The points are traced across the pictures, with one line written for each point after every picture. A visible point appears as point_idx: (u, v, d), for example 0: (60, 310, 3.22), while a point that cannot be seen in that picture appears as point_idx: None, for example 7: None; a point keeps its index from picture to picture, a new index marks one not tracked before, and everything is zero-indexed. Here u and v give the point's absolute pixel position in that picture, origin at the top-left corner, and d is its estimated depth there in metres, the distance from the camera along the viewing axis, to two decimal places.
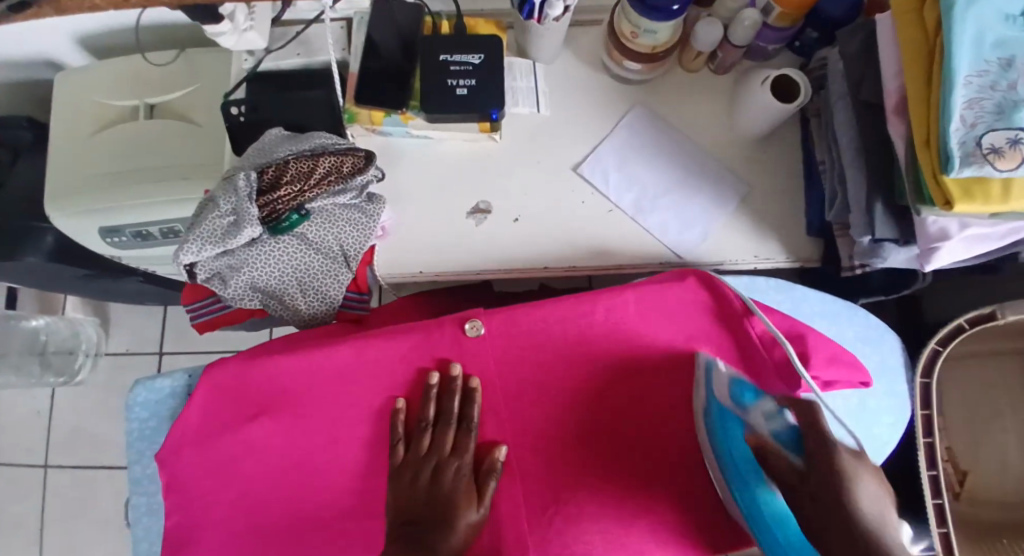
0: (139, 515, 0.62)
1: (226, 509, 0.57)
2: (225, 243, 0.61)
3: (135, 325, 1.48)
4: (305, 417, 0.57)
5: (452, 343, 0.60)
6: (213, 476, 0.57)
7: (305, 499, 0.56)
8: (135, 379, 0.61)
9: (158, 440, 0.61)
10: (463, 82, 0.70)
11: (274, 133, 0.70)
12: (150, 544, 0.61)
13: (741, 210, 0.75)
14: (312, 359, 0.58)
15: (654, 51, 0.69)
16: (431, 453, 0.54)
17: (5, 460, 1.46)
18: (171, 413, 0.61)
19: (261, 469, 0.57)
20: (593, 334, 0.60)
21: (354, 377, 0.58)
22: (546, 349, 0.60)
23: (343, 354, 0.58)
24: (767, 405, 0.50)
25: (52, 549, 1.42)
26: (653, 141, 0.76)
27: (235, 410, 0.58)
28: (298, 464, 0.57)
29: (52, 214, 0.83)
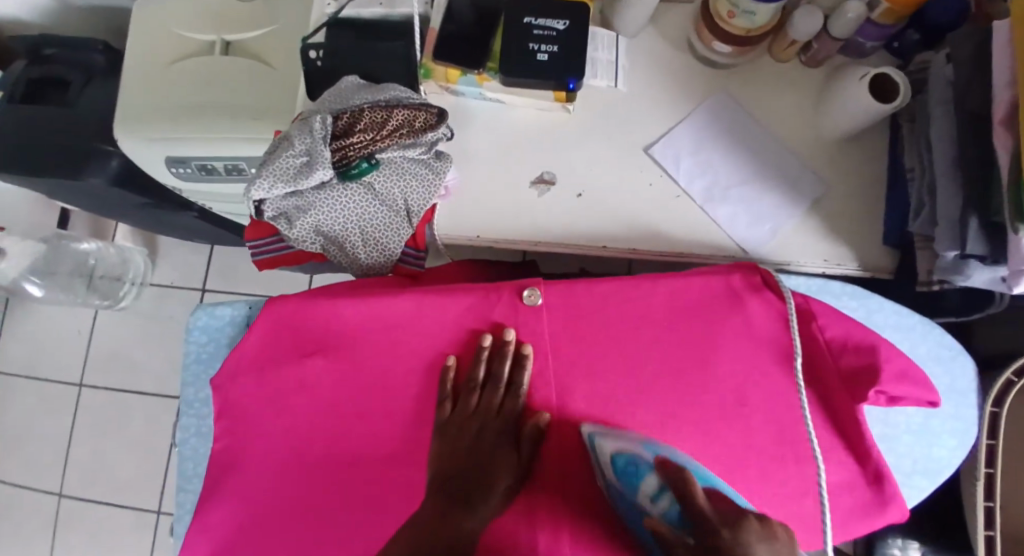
0: (188, 435, 0.64)
1: (270, 440, 0.58)
2: (296, 184, 0.62)
3: (181, 260, 1.52)
4: (358, 362, 0.58)
5: (508, 308, 0.59)
6: (264, 407, 0.58)
7: (350, 442, 0.57)
8: (198, 304, 0.63)
9: (214, 364, 0.63)
10: (545, 48, 0.68)
11: (349, 81, 0.69)
12: (195, 464, 0.64)
13: (815, 210, 0.72)
14: (370, 308, 0.58)
15: (747, 33, 0.67)
16: (478, 413, 0.55)
17: (46, 374, 1.52)
18: (229, 341, 0.63)
19: (310, 406, 0.57)
20: (651, 317, 0.59)
21: (410, 329, 0.58)
22: (600, 324, 0.59)
23: (399, 307, 0.58)
24: (651, 483, 0.43)
25: (81, 464, 1.48)
26: (731, 129, 0.74)
27: (292, 346, 0.59)
28: (346, 406, 0.57)
29: (121, 138, 0.84)
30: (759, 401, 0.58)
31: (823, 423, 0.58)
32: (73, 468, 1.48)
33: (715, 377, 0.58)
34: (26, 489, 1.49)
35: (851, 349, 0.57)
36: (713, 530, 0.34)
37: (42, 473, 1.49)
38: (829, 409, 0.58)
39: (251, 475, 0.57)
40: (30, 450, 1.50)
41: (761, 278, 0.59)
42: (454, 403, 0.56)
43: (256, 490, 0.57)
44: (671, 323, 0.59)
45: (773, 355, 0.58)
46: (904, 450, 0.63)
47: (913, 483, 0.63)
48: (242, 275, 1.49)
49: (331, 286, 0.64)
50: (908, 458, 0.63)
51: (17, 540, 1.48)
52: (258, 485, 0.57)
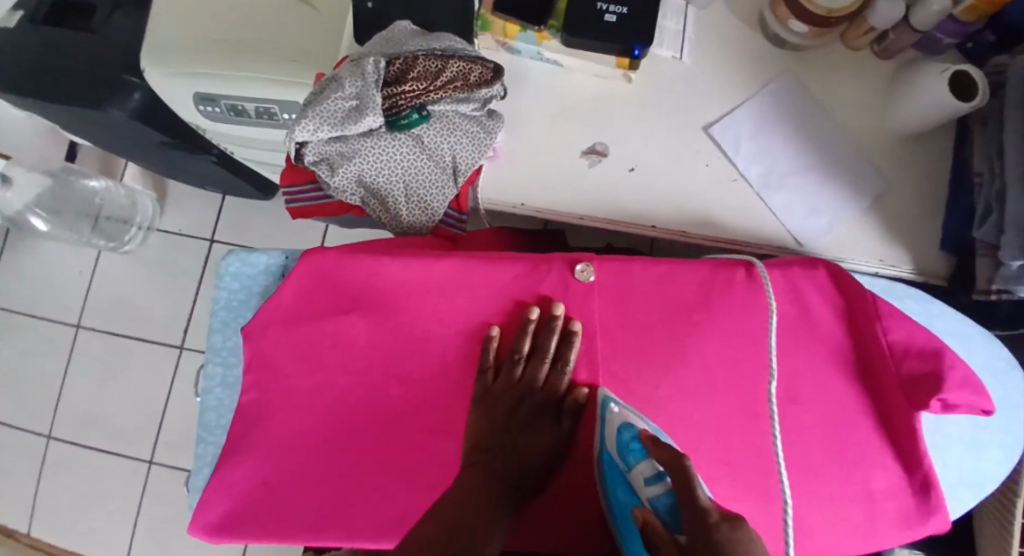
0: (212, 385, 0.63)
1: (299, 397, 0.55)
2: (344, 128, 0.58)
3: (191, 208, 1.47)
4: (398, 323, 0.55)
5: (560, 281, 0.55)
6: (297, 362, 0.55)
7: (382, 406, 0.54)
8: (231, 248, 0.61)
9: (243, 314, 0.61)
10: (613, 8, 0.64)
11: (403, 25, 0.63)
12: (218, 416, 0.63)
13: (875, 209, 0.69)
14: (414, 270, 0.54)
15: (829, 15, 0.64)
16: (521, 387, 0.51)
17: (43, 313, 1.48)
18: (260, 291, 0.61)
19: (345, 365, 0.55)
20: (708, 302, 0.55)
21: (454, 295, 0.55)
22: (654, 306, 0.55)
23: (444, 271, 0.54)
24: (646, 466, 0.45)
25: (73, 407, 1.45)
26: (795, 114, 0.71)
27: (330, 301, 0.55)
28: (381, 369, 0.54)
29: (148, 69, 0.80)
30: (812, 398, 0.56)
31: (874, 429, 0.56)
32: (64, 410, 1.45)
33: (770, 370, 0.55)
34: (14, 428, 1.46)
35: (914, 354, 0.54)
36: (706, 523, 0.37)
37: (33, 413, 1.46)
38: (879, 414, 0.56)
39: (275, 432, 0.55)
40: (22, 389, 1.47)
41: (820, 272, 0.57)
42: (496, 376, 0.53)
43: (282, 446, 0.55)
44: (730, 310, 0.55)
45: (827, 354, 0.57)
46: (954, 460, 0.63)
47: (958, 495, 0.62)
48: (253, 228, 1.45)
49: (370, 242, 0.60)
50: (954, 469, 0.63)
51: (4, 479, 1.45)
52: (285, 442, 0.55)
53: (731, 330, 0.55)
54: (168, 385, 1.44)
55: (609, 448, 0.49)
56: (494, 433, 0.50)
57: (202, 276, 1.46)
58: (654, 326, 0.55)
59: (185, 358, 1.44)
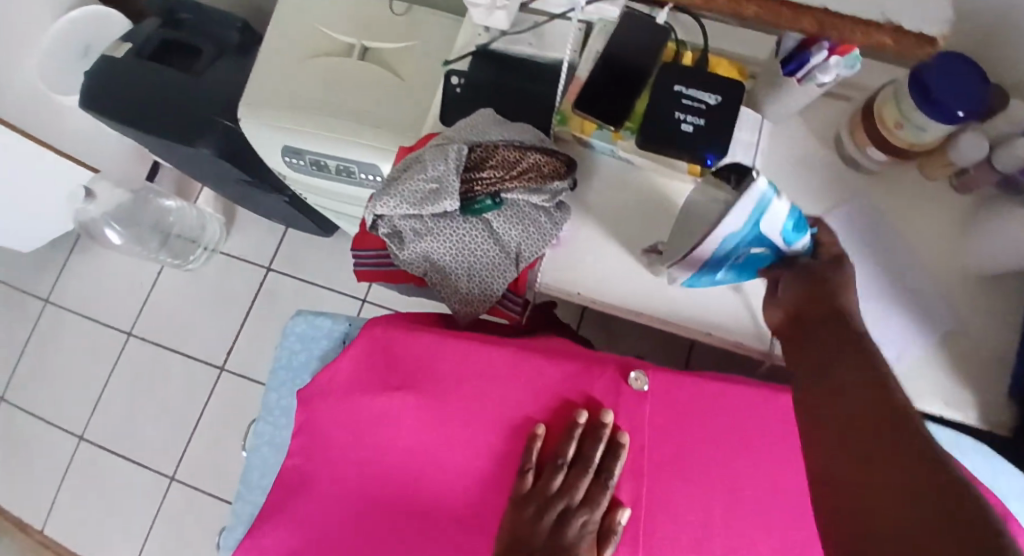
0: (261, 443, 0.70)
1: (340, 468, 0.56)
2: (422, 208, 0.61)
3: (254, 235, 1.54)
4: (444, 408, 0.55)
5: (604, 380, 0.55)
6: (346, 434, 0.57)
7: (418, 493, 0.54)
8: (299, 311, 0.69)
9: (301, 372, 0.69)
10: (690, 119, 0.66)
11: (484, 112, 0.67)
12: (261, 474, 0.69)
13: (943, 348, 0.67)
14: (466, 356, 0.56)
15: (909, 147, 0.65)
16: (560, 496, 0.52)
17: (101, 316, 1.55)
18: (318, 353, 0.69)
19: (388, 444, 0.55)
20: (758, 428, 0.53)
21: (503, 386, 0.55)
22: (694, 420, 0.53)
23: (494, 360, 0.56)
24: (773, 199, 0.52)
25: (111, 411, 1.50)
26: (863, 240, 0.70)
27: (383, 378, 0.57)
28: (421, 451, 0.55)
29: (243, 118, 0.85)
30: None
31: None
32: (103, 413, 1.50)
33: None
34: (53, 423, 1.51)
35: None
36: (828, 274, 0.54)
37: (72, 413, 1.51)
38: None
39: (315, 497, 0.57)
40: (67, 386, 1.53)
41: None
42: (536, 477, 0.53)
43: (318, 518, 0.56)
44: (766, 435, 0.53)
45: None
46: None
47: None
48: (309, 262, 1.50)
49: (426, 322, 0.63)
50: None
51: (34, 471, 1.50)
52: (323, 514, 0.56)
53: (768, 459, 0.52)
54: (202, 405, 1.47)
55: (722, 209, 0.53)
56: (529, 525, 0.51)
57: (253, 301, 1.51)
58: (690, 441, 0.53)
59: (223, 379, 1.48)
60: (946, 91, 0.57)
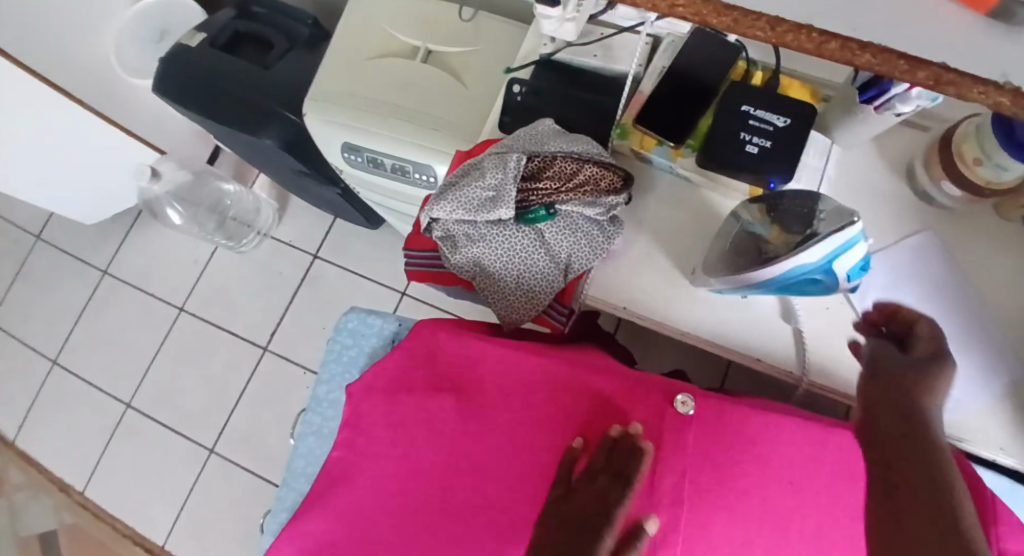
0: (307, 433, 0.72)
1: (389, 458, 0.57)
2: (477, 215, 0.62)
3: (304, 223, 1.58)
4: (489, 415, 0.56)
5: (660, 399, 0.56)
6: (389, 431, 0.58)
7: (454, 498, 0.54)
8: (352, 308, 0.72)
9: (350, 367, 0.71)
10: (756, 140, 0.64)
11: (546, 123, 0.67)
12: (306, 462, 0.72)
13: (1012, 395, 0.63)
14: (516, 367, 0.58)
15: (986, 185, 0.61)
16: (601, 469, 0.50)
17: (155, 291, 1.62)
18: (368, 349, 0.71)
19: (430, 446, 0.56)
20: (803, 462, 0.53)
21: (548, 399, 0.56)
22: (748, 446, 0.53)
23: (542, 372, 0.57)
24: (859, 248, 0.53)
25: (158, 382, 1.56)
26: (932, 276, 0.67)
27: (433, 380, 0.59)
28: (461, 454, 0.55)
29: (307, 112, 0.87)
30: None
31: None
32: (150, 384, 1.57)
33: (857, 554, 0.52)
34: (104, 389, 1.59)
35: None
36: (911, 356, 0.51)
37: (122, 380, 1.58)
38: None
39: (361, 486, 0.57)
40: (120, 355, 1.60)
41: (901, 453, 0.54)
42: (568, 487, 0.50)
43: (354, 512, 0.57)
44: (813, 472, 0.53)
45: None
46: None
47: None
48: (355, 254, 1.53)
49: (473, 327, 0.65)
50: None
51: (84, 433, 1.57)
52: (359, 508, 0.57)
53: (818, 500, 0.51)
54: (243, 384, 1.52)
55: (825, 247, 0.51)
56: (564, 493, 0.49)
57: (299, 287, 1.55)
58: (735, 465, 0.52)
59: (265, 361, 1.52)
60: None
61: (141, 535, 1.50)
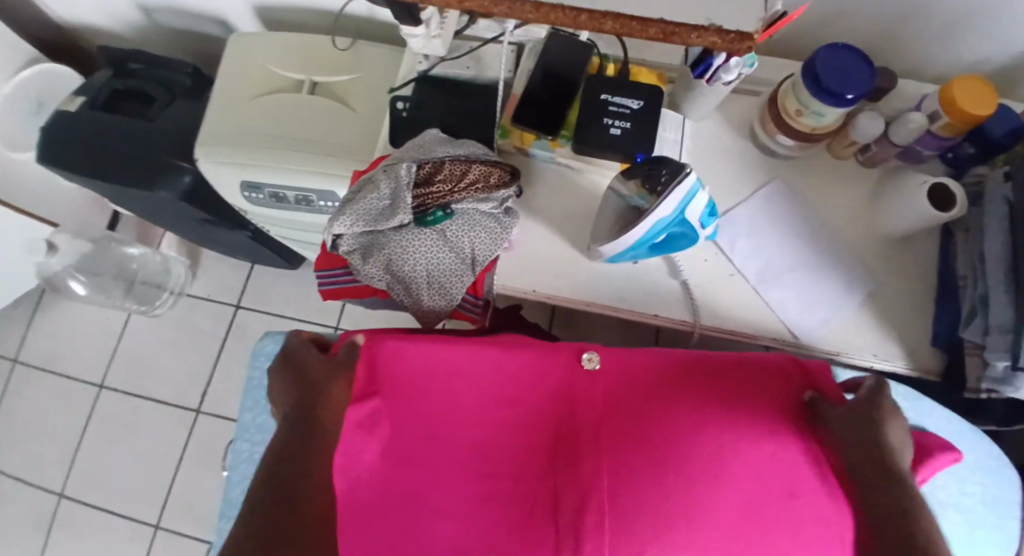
0: (240, 461, 0.73)
1: (378, 447, 0.57)
2: (377, 224, 0.66)
3: (220, 274, 1.55)
4: (420, 404, 0.59)
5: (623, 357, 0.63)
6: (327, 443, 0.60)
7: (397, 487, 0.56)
8: (266, 332, 0.78)
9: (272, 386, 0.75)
10: (618, 123, 0.71)
11: (432, 133, 0.71)
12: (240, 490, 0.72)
13: (869, 304, 0.74)
14: (441, 356, 0.62)
15: (814, 131, 0.72)
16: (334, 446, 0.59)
17: (69, 372, 1.54)
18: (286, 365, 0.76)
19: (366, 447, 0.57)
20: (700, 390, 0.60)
21: (473, 380, 0.61)
22: (708, 381, 0.61)
23: (463, 356, 0.62)
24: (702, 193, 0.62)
25: (86, 466, 1.48)
26: (786, 217, 0.77)
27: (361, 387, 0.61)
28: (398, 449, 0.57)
29: (201, 158, 0.89)
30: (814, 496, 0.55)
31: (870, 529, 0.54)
32: (77, 469, 1.48)
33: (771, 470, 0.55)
34: (25, 485, 1.49)
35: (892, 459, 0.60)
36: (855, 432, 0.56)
37: (45, 472, 1.49)
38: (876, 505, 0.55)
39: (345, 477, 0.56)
40: (38, 446, 1.51)
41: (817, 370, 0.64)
42: None
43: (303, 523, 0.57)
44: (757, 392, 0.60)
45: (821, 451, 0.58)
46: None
47: None
48: (278, 295, 1.52)
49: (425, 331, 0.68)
50: None
51: (8, 536, 1.46)
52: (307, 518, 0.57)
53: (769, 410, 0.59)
54: (180, 449, 1.47)
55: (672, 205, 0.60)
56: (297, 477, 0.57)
57: (225, 339, 1.52)
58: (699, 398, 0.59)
59: (200, 421, 1.48)
60: (834, 79, 0.64)
61: None
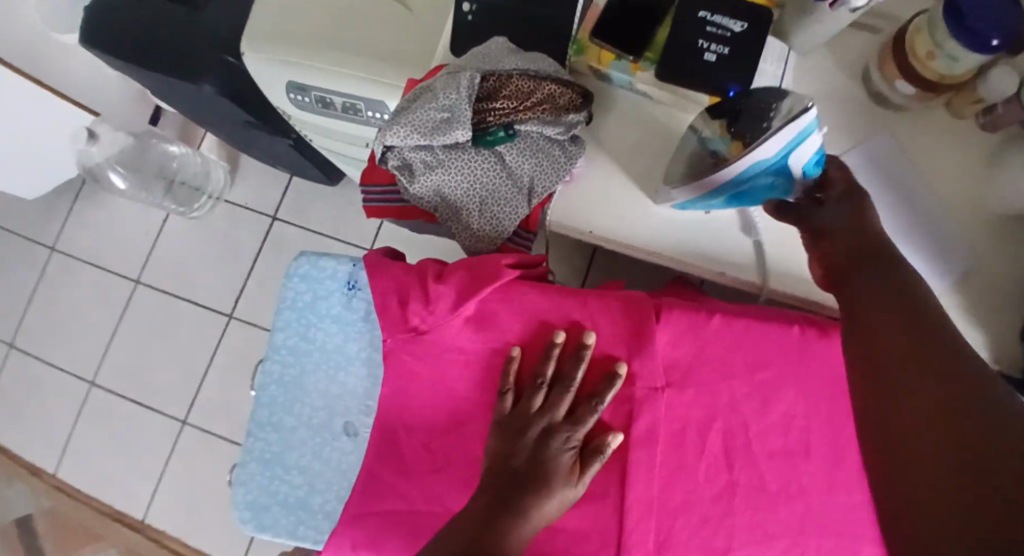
0: (268, 382, 0.71)
1: (433, 415, 0.62)
2: (433, 138, 0.60)
3: (258, 182, 1.51)
4: (487, 339, 0.59)
5: (654, 404, 0.55)
6: (419, 364, 0.61)
7: (446, 430, 0.62)
8: (303, 253, 0.69)
9: (305, 313, 0.69)
10: (714, 48, 0.62)
11: (499, 40, 0.63)
12: (270, 412, 0.72)
13: (961, 287, 0.66)
14: (501, 305, 0.59)
15: (940, 80, 0.63)
16: (543, 413, 0.56)
17: (107, 264, 1.55)
18: (322, 292, 0.69)
19: (435, 374, 0.61)
20: (770, 377, 0.55)
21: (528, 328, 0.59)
22: (769, 369, 0.55)
23: (524, 309, 0.58)
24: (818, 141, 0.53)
25: (121, 357, 1.51)
26: (885, 177, 0.68)
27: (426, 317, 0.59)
28: (451, 393, 0.61)
29: (247, 52, 0.82)
30: (830, 478, 0.54)
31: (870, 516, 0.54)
32: (113, 359, 1.52)
33: (803, 454, 0.55)
34: (63, 369, 1.53)
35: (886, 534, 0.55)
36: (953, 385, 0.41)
37: (83, 359, 1.53)
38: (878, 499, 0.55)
39: (378, 525, 0.64)
40: (76, 333, 1.54)
41: None
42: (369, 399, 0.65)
43: (392, 428, 0.63)
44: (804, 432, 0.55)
45: None
46: None
47: None
48: (313, 210, 1.48)
49: (426, 264, 0.63)
50: None
51: (47, 415, 1.52)
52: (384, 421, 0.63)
53: (809, 463, 0.54)
54: (212, 352, 1.49)
55: (777, 151, 0.52)
56: (507, 518, 0.53)
57: (260, 249, 1.50)
58: (725, 460, 0.55)
59: (232, 327, 1.49)
60: (980, 17, 0.55)
61: (123, 513, 1.47)
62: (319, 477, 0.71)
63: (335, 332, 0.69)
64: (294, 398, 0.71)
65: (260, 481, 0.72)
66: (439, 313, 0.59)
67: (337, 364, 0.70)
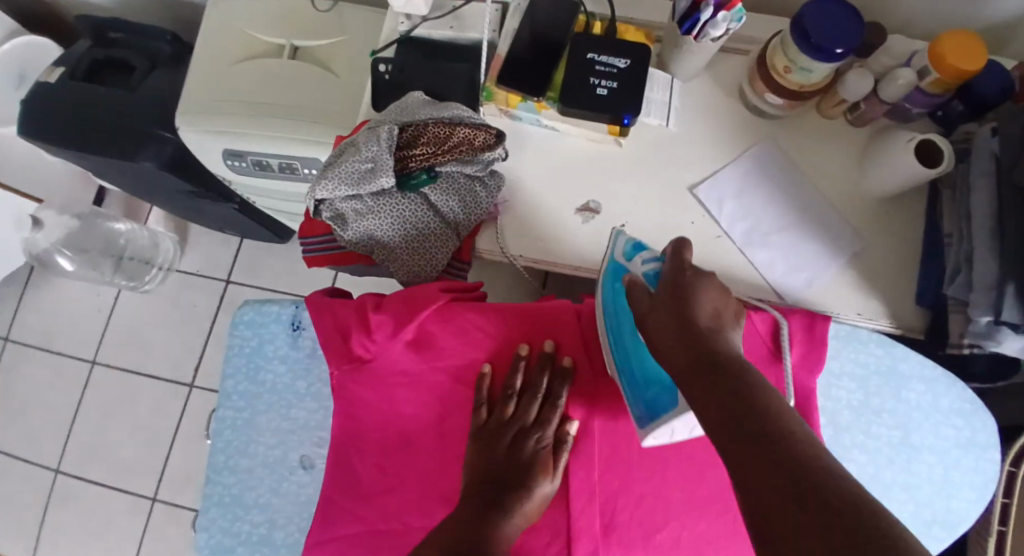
0: (223, 428, 0.74)
1: (386, 436, 0.66)
2: (360, 187, 0.65)
3: (209, 249, 1.53)
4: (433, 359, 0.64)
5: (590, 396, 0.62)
6: (370, 391, 0.65)
7: (402, 449, 0.66)
8: (247, 302, 0.74)
9: (253, 357, 0.73)
10: (605, 83, 0.70)
11: (416, 94, 0.69)
12: (226, 457, 0.74)
13: (852, 265, 0.74)
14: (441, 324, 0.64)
15: (801, 89, 0.72)
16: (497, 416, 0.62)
17: (61, 348, 1.54)
18: (268, 335, 0.73)
19: (384, 397, 0.65)
20: None
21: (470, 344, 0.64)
22: None
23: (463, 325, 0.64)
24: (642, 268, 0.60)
25: (82, 440, 1.49)
26: (771, 175, 0.77)
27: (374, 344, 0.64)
28: (401, 414, 0.65)
29: (181, 126, 0.86)
30: None
31: None
32: (74, 443, 1.49)
33: None
34: (22, 460, 1.49)
35: None
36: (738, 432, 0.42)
37: (42, 447, 1.49)
38: None
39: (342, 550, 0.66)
40: (33, 422, 1.51)
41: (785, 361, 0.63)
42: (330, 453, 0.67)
43: (348, 453, 0.67)
44: None
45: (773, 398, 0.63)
46: (926, 499, 0.69)
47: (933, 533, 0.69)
48: (267, 269, 1.51)
49: (365, 297, 0.67)
50: (927, 508, 0.69)
51: (10, 509, 1.48)
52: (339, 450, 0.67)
53: None
54: (177, 422, 1.47)
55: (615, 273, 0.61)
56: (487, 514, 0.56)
57: (216, 314, 1.51)
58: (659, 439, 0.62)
59: (194, 396, 1.48)
60: (824, 35, 0.64)
61: None
62: (279, 513, 0.72)
63: (284, 372, 0.73)
64: (247, 441, 0.74)
65: (222, 524, 0.73)
66: (380, 340, 0.64)
67: (287, 402, 0.73)
